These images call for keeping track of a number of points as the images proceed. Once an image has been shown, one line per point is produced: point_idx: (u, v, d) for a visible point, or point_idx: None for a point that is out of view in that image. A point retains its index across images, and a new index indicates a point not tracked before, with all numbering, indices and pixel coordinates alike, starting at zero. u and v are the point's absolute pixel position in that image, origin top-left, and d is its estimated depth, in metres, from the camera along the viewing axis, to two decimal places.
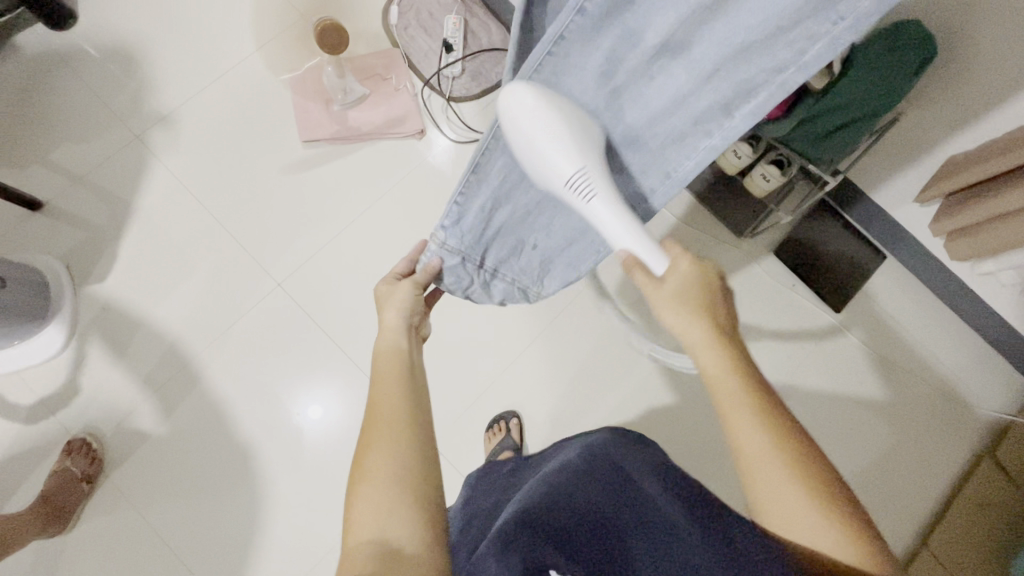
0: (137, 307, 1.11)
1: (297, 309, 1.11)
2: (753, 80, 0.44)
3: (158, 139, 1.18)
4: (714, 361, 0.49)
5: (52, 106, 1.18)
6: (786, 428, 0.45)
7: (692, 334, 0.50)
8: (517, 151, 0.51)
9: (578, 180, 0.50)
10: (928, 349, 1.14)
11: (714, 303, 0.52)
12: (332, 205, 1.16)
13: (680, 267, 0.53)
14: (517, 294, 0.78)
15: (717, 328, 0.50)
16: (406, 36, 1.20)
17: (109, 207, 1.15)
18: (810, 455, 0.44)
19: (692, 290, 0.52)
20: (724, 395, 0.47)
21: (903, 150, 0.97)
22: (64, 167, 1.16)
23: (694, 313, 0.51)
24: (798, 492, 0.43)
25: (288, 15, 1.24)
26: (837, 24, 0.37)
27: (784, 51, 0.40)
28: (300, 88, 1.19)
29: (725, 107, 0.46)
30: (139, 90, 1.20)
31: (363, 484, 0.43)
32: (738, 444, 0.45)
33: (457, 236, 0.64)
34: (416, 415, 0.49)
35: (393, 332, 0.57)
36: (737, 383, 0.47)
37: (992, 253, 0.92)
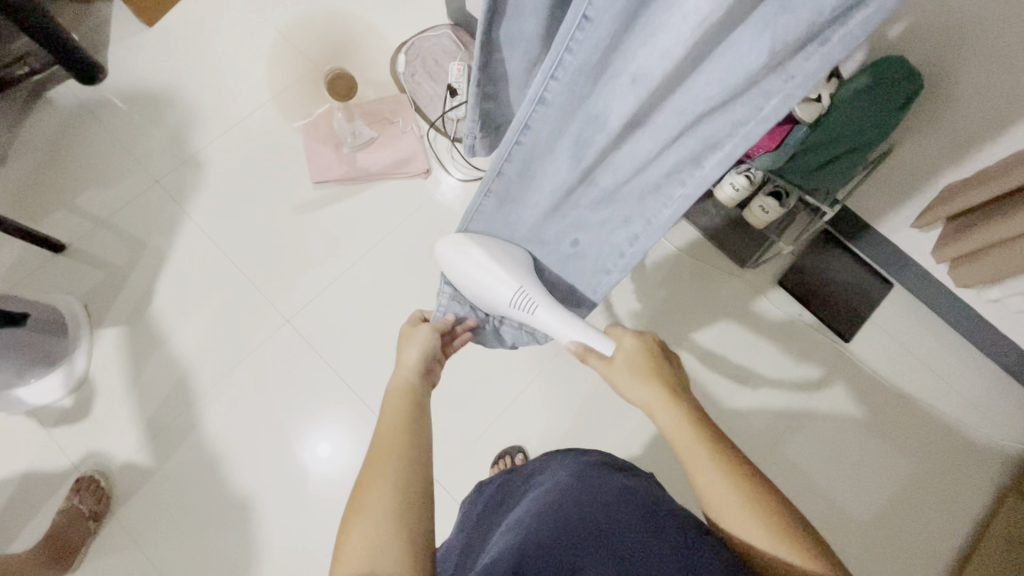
0: (149, 343, 1.13)
1: (305, 345, 1.13)
2: (719, 134, 0.46)
3: (176, 183, 1.23)
4: (666, 414, 0.52)
5: (78, 153, 1.25)
6: (740, 465, 0.47)
7: (644, 400, 0.54)
8: (465, 285, 0.65)
9: (519, 298, 0.62)
10: (941, 377, 1.12)
11: (662, 367, 0.56)
12: (340, 241, 1.19)
13: (625, 344, 0.58)
14: (528, 338, 0.78)
15: (667, 385, 0.54)
16: (413, 83, 1.25)
17: (128, 248, 1.19)
18: (767, 491, 0.46)
19: (641, 359, 0.57)
20: (679, 441, 0.50)
21: (898, 178, 0.99)
22: (87, 211, 1.22)
23: (638, 379, 0.55)
24: (762, 525, 0.44)
25: (302, 65, 1.31)
26: (788, 82, 0.40)
27: (741, 109, 0.43)
28: (312, 133, 1.25)
29: (694, 159, 0.49)
30: (160, 137, 1.26)
31: (355, 513, 0.43)
32: (698, 487, 0.47)
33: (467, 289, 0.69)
34: (415, 448, 0.49)
35: (404, 367, 0.59)
36: (691, 427, 0.50)
37: (997, 279, 0.92)
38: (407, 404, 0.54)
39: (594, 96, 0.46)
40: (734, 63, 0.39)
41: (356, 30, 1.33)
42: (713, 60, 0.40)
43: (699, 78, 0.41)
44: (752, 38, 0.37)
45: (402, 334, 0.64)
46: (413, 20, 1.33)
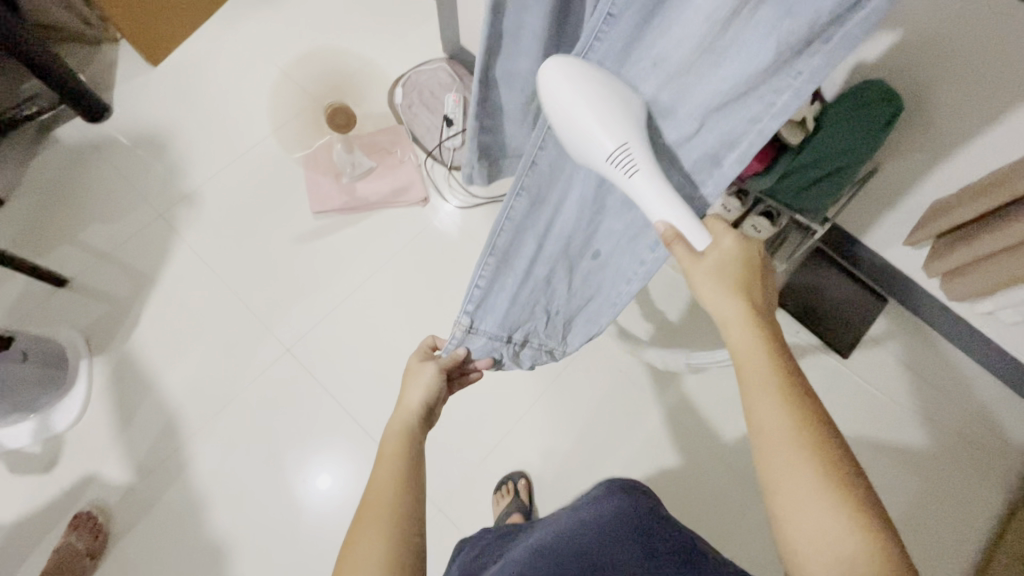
0: (150, 375, 1.14)
1: (305, 373, 1.13)
2: (735, 132, 0.45)
3: (179, 216, 1.26)
4: (743, 334, 0.48)
5: (82, 189, 1.28)
6: (807, 404, 0.44)
7: (723, 313, 0.49)
8: (557, 122, 0.47)
9: (620, 154, 0.45)
10: (940, 392, 1.12)
11: (751, 280, 0.49)
12: (340, 270, 1.21)
13: (724, 243, 0.49)
14: (546, 359, 0.80)
15: (752, 303, 0.49)
16: (410, 114, 1.28)
17: (129, 281, 1.21)
18: (830, 438, 0.43)
19: (733, 268, 0.49)
20: (750, 365, 0.46)
21: (886, 197, 1.01)
22: (90, 245, 1.23)
23: (722, 281, 0.49)
24: (807, 469, 0.41)
25: (303, 100, 1.35)
26: (796, 78, 0.39)
27: (754, 105, 0.42)
28: (312, 164, 1.28)
29: (713, 155, 0.47)
30: (164, 172, 1.29)
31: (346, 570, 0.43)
32: (755, 418, 0.45)
33: (488, 319, 0.68)
34: (411, 490, 0.50)
35: (405, 408, 0.60)
36: (767, 353, 0.46)
37: (990, 292, 0.93)
38: (406, 450, 0.54)
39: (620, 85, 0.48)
40: (746, 55, 0.39)
41: (354, 67, 1.37)
42: (728, 56, 0.40)
43: (713, 73, 0.42)
44: (761, 31, 0.38)
45: (405, 373, 0.65)
46: (408, 56, 1.38)
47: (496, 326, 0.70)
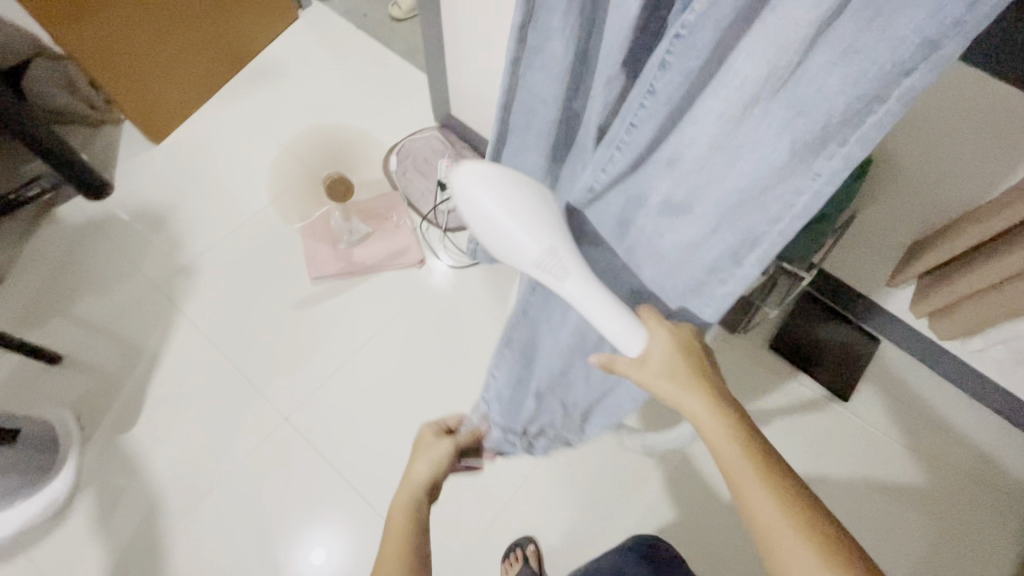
0: (144, 452, 1.11)
1: (304, 443, 1.11)
2: (753, 233, 0.44)
3: (176, 288, 1.26)
4: (710, 426, 0.49)
5: (79, 265, 1.29)
6: (791, 488, 0.45)
7: (686, 409, 0.51)
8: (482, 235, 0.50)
9: (547, 261, 0.48)
10: (940, 430, 1.13)
11: (699, 369, 0.52)
12: (338, 336, 1.21)
13: (660, 341, 0.51)
14: (559, 447, 0.89)
15: (710, 391, 0.51)
16: (405, 179, 1.32)
17: (124, 356, 1.19)
18: (822, 518, 0.44)
19: (679, 359, 0.51)
20: (726, 458, 0.48)
21: (868, 243, 1.04)
22: (85, 321, 1.23)
23: (667, 379, 0.51)
24: (811, 556, 0.42)
25: (300, 170, 1.39)
26: (817, 179, 0.38)
27: (774, 205, 0.41)
28: (310, 232, 1.30)
29: (733, 255, 0.46)
30: (162, 245, 1.31)
31: None
32: (749, 514, 0.45)
33: (501, 408, 0.77)
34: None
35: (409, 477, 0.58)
36: (737, 442, 0.48)
37: (976, 330, 0.95)
38: (412, 530, 0.53)
39: (632, 184, 0.49)
40: (763, 155, 0.39)
41: (350, 138, 1.43)
42: (742, 155, 0.40)
43: (720, 172, 0.42)
44: (774, 130, 0.38)
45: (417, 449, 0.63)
46: (402, 126, 1.45)
47: (509, 415, 0.79)
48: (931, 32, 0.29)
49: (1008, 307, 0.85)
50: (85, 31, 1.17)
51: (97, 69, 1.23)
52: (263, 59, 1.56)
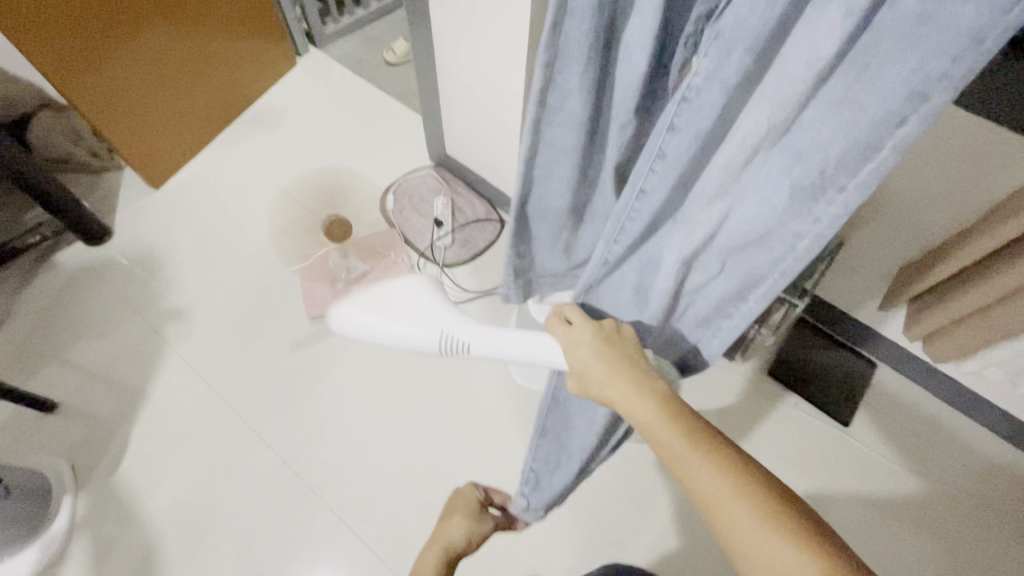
0: (138, 501, 1.09)
1: (303, 487, 1.09)
2: (759, 271, 0.53)
3: (174, 330, 1.26)
4: (639, 405, 0.56)
5: (77, 310, 1.29)
6: (713, 447, 0.51)
7: (614, 393, 0.58)
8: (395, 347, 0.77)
9: (447, 345, 0.73)
10: (944, 453, 1.12)
11: (621, 358, 0.59)
12: (336, 375, 1.20)
13: (581, 340, 0.62)
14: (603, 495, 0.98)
15: (632, 373, 0.58)
16: (401, 218, 1.36)
17: (120, 401, 1.18)
18: (745, 470, 0.50)
19: (599, 351, 0.60)
20: (655, 432, 0.54)
21: (859, 269, 1.06)
22: (82, 366, 1.22)
23: (595, 375, 0.60)
24: (739, 504, 0.48)
25: (299, 210, 1.42)
26: (816, 223, 0.46)
27: (777, 247, 0.50)
28: (308, 272, 1.31)
29: (739, 291, 0.56)
30: (160, 288, 1.32)
31: None
32: (683, 478, 0.51)
33: (537, 497, 0.91)
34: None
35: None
36: (662, 417, 0.54)
37: (974, 351, 0.95)
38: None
39: (654, 242, 0.59)
40: (763, 201, 0.47)
41: (347, 178, 1.46)
42: (747, 202, 0.49)
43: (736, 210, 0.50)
44: (777, 176, 0.45)
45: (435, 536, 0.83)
46: (399, 165, 1.48)
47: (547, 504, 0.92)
48: (918, 84, 0.35)
49: (1008, 326, 0.84)
50: (91, 84, 1.21)
51: (104, 121, 1.27)
52: (262, 104, 1.61)
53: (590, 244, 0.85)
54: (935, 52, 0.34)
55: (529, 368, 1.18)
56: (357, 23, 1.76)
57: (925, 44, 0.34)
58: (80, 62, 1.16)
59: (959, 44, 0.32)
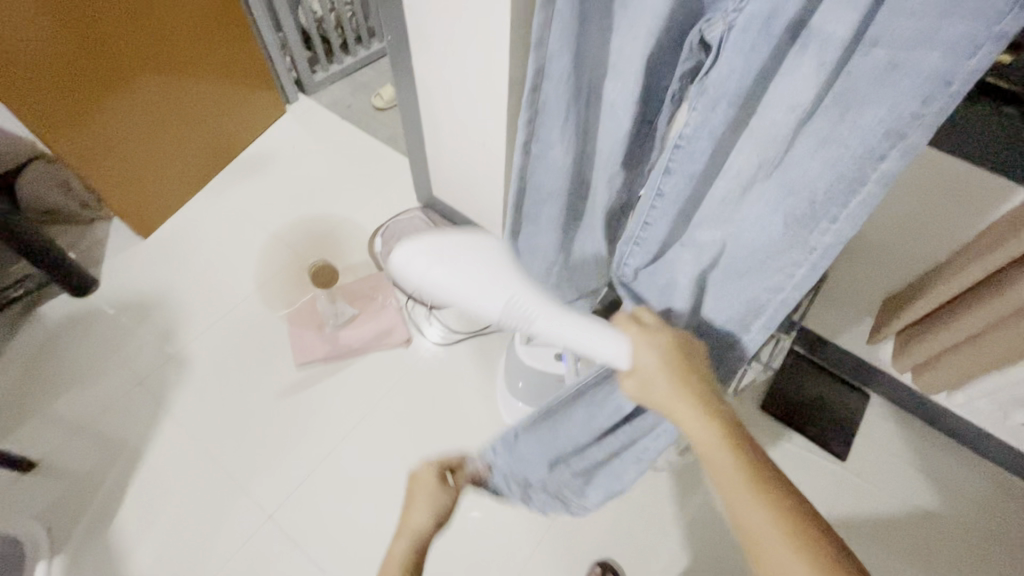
0: (116, 564, 1.05)
1: (288, 543, 1.06)
2: (759, 300, 0.56)
3: (158, 382, 1.24)
4: (700, 432, 0.54)
5: (59, 363, 1.27)
6: (776, 488, 0.49)
7: (677, 415, 0.56)
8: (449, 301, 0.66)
9: (512, 308, 0.62)
10: (942, 486, 1.11)
11: (687, 383, 0.56)
12: (323, 422, 1.18)
13: (647, 350, 0.58)
14: (556, 505, 0.96)
15: (699, 397, 0.55)
16: (389, 260, 1.36)
17: (102, 457, 1.15)
18: (807, 518, 0.47)
19: (666, 367, 0.57)
20: (715, 462, 0.52)
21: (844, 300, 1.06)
22: (63, 421, 1.20)
23: (656, 389, 0.58)
24: (794, 553, 0.45)
25: (287, 255, 1.42)
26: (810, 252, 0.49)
27: (774, 276, 0.52)
28: (296, 318, 1.30)
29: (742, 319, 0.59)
30: (145, 338, 1.30)
31: None
32: (736, 514, 0.49)
33: (505, 459, 0.85)
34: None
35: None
36: (726, 448, 0.52)
37: (965, 382, 0.95)
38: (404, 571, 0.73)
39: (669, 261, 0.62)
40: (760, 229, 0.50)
41: (335, 222, 1.48)
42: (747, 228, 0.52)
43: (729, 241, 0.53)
44: (773, 205, 0.48)
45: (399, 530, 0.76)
46: (386, 208, 1.50)
47: (508, 467, 0.86)
48: (893, 123, 0.38)
49: (1002, 353, 0.84)
50: (80, 136, 1.23)
51: (88, 169, 1.28)
52: (252, 151, 1.63)
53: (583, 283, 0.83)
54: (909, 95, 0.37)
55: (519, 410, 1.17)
56: (345, 71, 1.81)
57: (898, 86, 0.37)
58: (67, 117, 1.18)
59: (930, 86, 0.36)
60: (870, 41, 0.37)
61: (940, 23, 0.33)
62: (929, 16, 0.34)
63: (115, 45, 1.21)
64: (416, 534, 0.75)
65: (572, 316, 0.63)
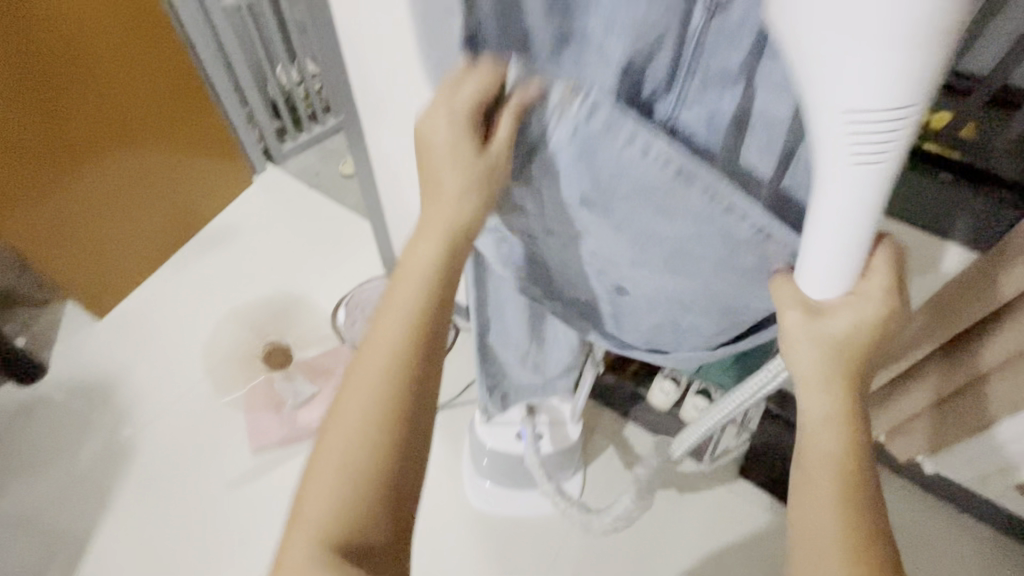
0: None
1: None
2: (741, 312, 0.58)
3: (107, 472, 1.20)
4: (827, 434, 0.46)
5: (6, 455, 1.22)
6: (866, 525, 0.43)
7: (812, 403, 0.47)
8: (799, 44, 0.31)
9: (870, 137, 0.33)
10: (934, 554, 1.05)
11: (857, 377, 0.46)
12: (279, 511, 1.14)
13: (870, 306, 0.46)
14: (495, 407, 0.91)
15: (851, 401, 0.46)
16: (353, 331, 1.29)
17: (47, 559, 1.11)
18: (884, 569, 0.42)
19: (844, 352, 0.46)
20: (817, 464, 0.46)
21: None
22: (9, 520, 1.16)
23: (827, 361, 0.46)
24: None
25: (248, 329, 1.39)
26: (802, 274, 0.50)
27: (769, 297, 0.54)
28: (252, 401, 1.25)
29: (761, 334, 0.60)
30: (96, 423, 1.26)
31: (332, 416, 0.49)
32: (799, 516, 0.45)
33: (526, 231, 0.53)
34: (397, 451, 0.47)
35: (371, 358, 0.49)
36: (842, 461, 0.45)
37: (933, 451, 0.87)
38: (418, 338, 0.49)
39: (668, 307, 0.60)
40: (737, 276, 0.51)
41: (296, 294, 1.45)
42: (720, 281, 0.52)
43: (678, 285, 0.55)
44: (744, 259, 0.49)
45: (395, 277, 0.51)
46: (352, 276, 1.48)
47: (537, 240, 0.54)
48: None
49: (972, 421, 0.77)
50: (45, 207, 1.25)
51: (48, 265, 1.30)
52: (218, 223, 1.62)
53: (560, 357, 0.85)
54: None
55: (487, 490, 1.12)
56: (314, 138, 1.82)
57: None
58: (39, 187, 1.21)
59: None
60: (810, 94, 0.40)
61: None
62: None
63: (94, 119, 1.26)
64: (427, 271, 0.50)
65: (871, 222, 0.40)
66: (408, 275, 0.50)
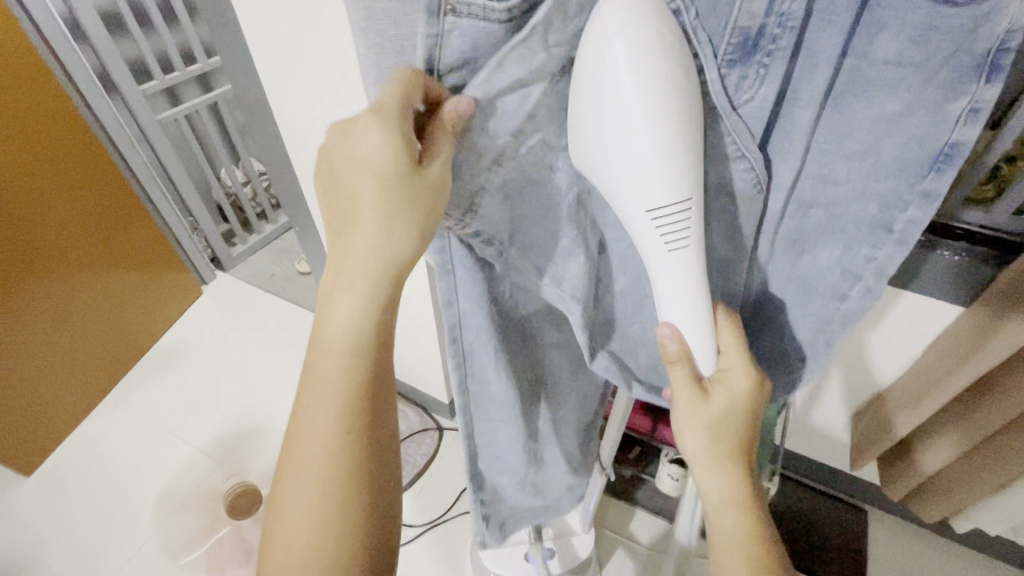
0: None
1: None
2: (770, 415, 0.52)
3: None
4: (735, 521, 0.42)
5: None
6: None
7: (717, 489, 0.42)
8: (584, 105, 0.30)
9: (659, 182, 0.30)
10: None
11: (747, 451, 0.42)
12: None
13: (734, 382, 0.39)
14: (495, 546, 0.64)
15: (749, 476, 0.42)
16: None
17: None
18: None
19: (734, 419, 0.40)
20: (731, 554, 0.42)
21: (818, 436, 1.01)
22: None
23: (714, 440, 0.41)
24: None
25: (205, 464, 1.25)
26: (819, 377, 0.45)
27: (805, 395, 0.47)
28: (215, 558, 1.10)
29: None
30: None
31: (291, 444, 0.42)
32: None
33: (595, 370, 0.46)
34: (369, 506, 0.43)
35: (317, 407, 0.40)
36: (756, 544, 0.42)
37: (959, 511, 0.85)
38: (369, 356, 0.40)
39: None
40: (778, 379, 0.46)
41: (260, 414, 1.32)
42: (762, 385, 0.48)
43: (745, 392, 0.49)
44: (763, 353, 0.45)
45: (337, 235, 0.36)
46: None
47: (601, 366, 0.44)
48: (849, 263, 0.37)
49: (1002, 472, 0.75)
50: None
51: None
52: (164, 343, 1.50)
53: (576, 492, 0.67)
54: (860, 237, 0.36)
55: None
56: (266, 239, 1.75)
57: (846, 232, 0.36)
58: None
59: (873, 232, 0.35)
60: (804, 206, 0.36)
61: (869, 185, 0.33)
62: (858, 180, 0.34)
63: (13, 260, 1.13)
64: (386, 266, 0.36)
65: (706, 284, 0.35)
66: (350, 235, 0.35)
